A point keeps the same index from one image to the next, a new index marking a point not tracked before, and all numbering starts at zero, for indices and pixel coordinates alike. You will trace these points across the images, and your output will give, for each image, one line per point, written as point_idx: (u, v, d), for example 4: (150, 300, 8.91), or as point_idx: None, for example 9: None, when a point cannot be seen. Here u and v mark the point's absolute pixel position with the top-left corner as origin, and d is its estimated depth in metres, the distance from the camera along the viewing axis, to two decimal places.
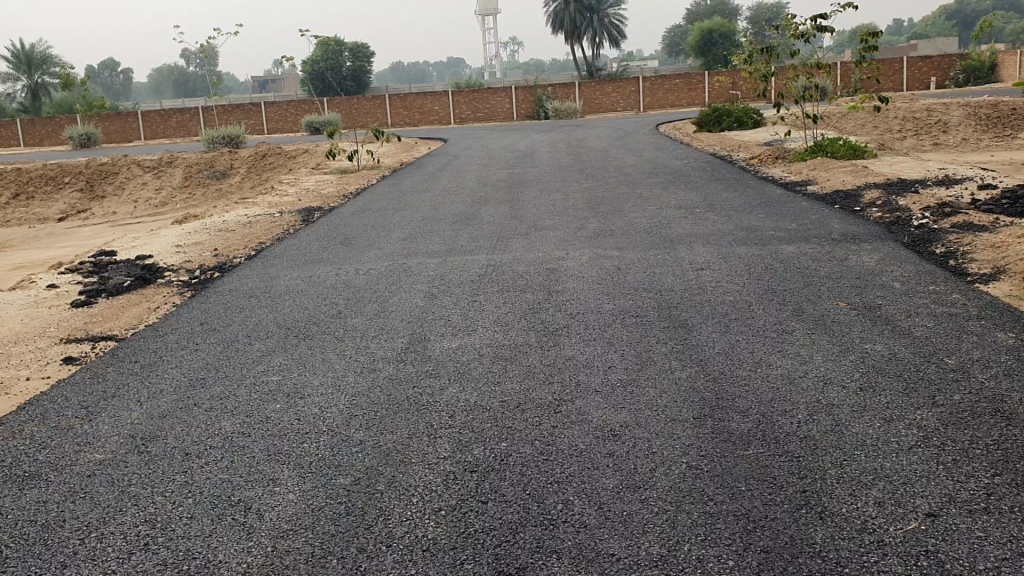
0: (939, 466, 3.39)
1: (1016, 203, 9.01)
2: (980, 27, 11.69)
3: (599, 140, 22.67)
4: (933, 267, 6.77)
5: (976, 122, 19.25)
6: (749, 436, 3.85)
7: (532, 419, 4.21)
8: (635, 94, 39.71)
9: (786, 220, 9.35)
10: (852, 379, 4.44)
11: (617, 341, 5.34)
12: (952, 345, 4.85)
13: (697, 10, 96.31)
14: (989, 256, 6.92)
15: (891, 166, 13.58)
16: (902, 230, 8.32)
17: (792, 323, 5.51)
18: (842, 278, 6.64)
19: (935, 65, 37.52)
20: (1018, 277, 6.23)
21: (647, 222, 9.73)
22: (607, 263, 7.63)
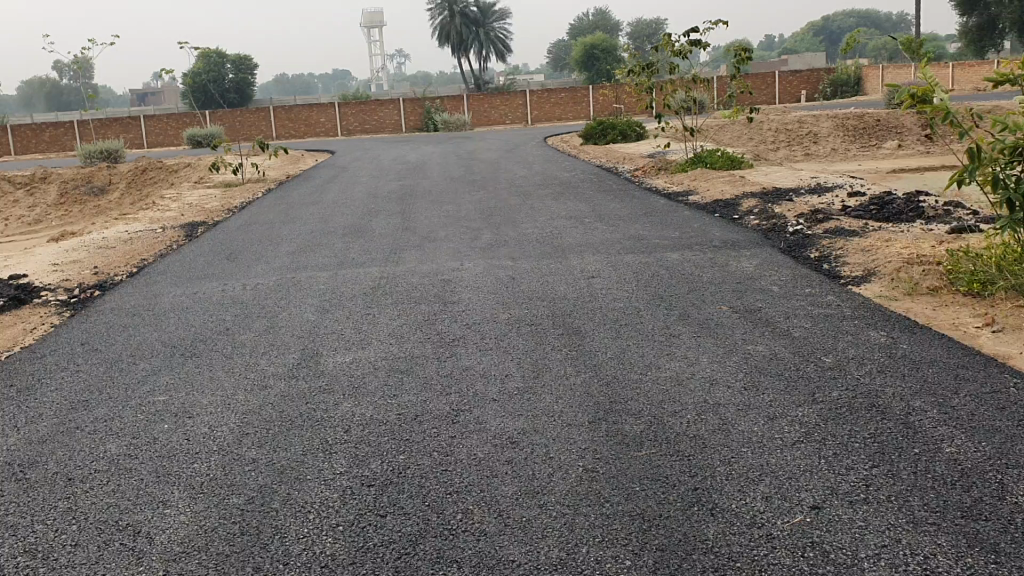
0: (821, 460, 3.55)
1: (882, 209, 9.50)
2: (848, 45, 12.25)
3: (489, 152, 22.82)
4: (809, 271, 7.08)
5: (845, 132, 20.18)
6: (642, 437, 3.94)
7: (430, 431, 4.20)
8: (523, 107, 40.14)
9: (672, 229, 9.61)
10: (736, 379, 4.60)
11: (511, 349, 5.39)
12: (829, 344, 5.08)
13: (580, 25, 98.20)
14: (860, 259, 7.27)
15: (768, 175, 14.12)
16: (779, 237, 8.66)
17: (679, 327, 5.68)
18: (724, 283, 6.88)
19: (805, 79, 39.16)
20: (887, 278, 6.57)
21: (538, 233, 9.85)
22: (499, 274, 7.69)
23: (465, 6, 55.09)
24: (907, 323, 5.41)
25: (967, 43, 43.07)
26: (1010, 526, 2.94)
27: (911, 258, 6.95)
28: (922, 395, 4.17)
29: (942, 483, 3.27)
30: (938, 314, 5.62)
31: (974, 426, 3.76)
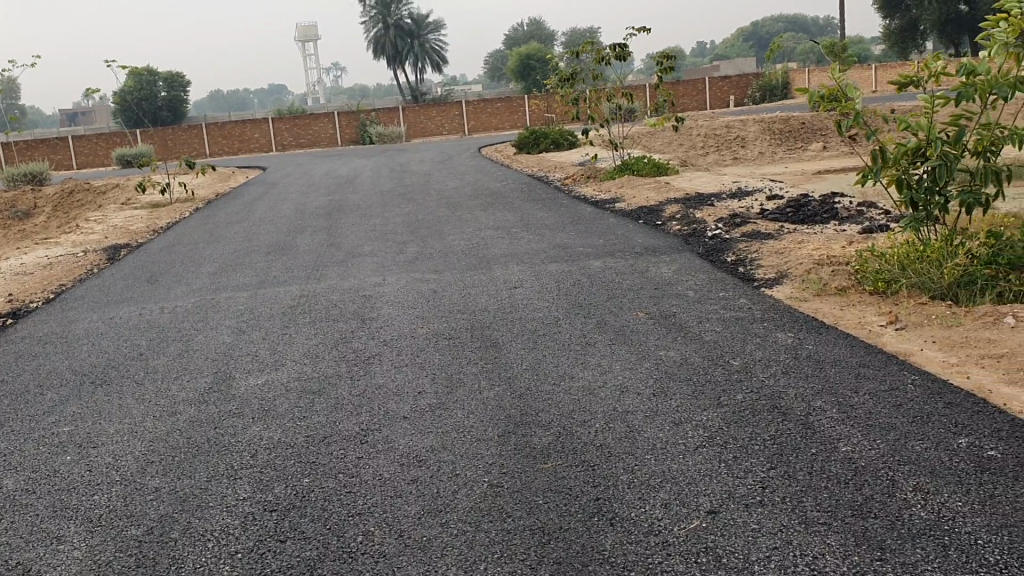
0: (722, 464, 3.58)
1: (798, 211, 9.70)
2: (772, 51, 12.32)
3: (422, 164, 22.74)
4: (724, 275, 7.19)
5: (770, 136, 20.52)
6: (550, 448, 3.93)
7: (337, 452, 4.15)
8: (459, 118, 40.13)
9: (596, 236, 9.67)
10: (646, 386, 4.62)
11: (426, 364, 5.36)
12: (738, 347, 5.15)
13: (515, 36, 98.55)
14: (774, 261, 7.40)
15: (694, 181, 14.30)
16: (698, 242, 8.77)
17: (595, 335, 5.69)
18: (642, 289, 6.94)
19: (734, 84, 39.79)
20: (799, 279, 6.70)
21: (464, 244, 9.82)
22: (421, 287, 7.65)
23: (399, 18, 54.92)
24: (814, 323, 5.52)
25: (890, 46, 44.13)
26: (897, 522, 2.99)
27: (822, 259, 7.10)
28: (823, 395, 4.24)
29: (836, 483, 3.32)
30: (845, 313, 5.77)
31: (872, 424, 3.84)
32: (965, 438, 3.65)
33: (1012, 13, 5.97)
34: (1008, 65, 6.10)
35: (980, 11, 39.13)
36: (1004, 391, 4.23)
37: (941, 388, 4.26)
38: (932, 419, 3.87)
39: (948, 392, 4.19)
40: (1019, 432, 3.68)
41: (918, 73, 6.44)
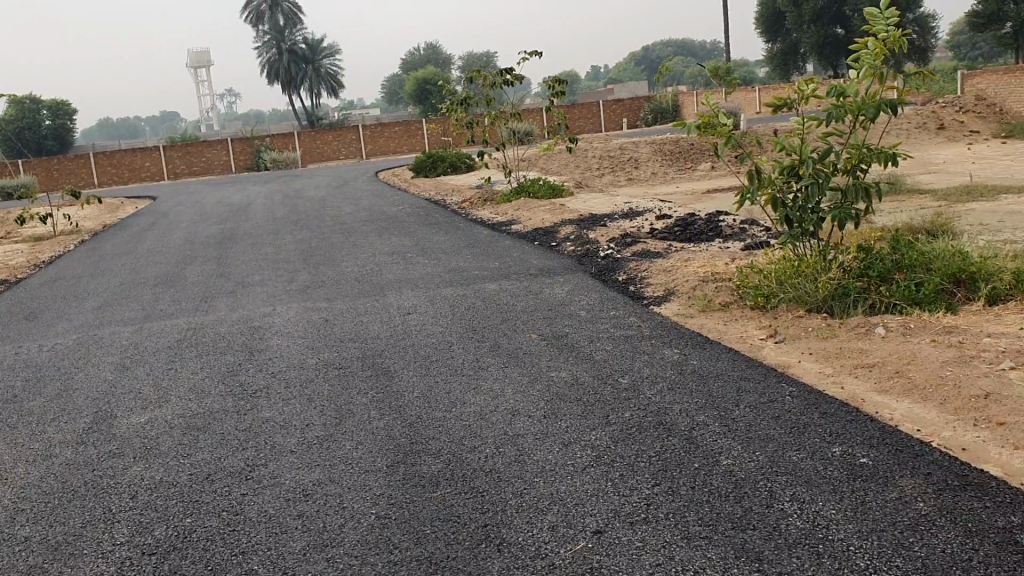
0: (608, 483, 3.62)
1: (686, 230, 9.95)
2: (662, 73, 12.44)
3: (318, 190, 22.48)
4: (615, 294, 7.31)
5: (662, 157, 21.00)
6: (438, 476, 3.89)
7: (221, 490, 4.03)
8: (356, 142, 39.87)
9: (490, 259, 9.71)
10: (537, 408, 4.63)
11: (315, 396, 5.26)
12: (627, 365, 5.23)
13: (412, 61, 98.62)
14: (662, 279, 7.56)
15: (588, 202, 14.53)
16: (590, 262, 8.90)
17: (487, 359, 5.70)
18: (535, 311, 6.99)
19: (627, 107, 40.63)
20: (686, 297, 6.86)
21: (358, 271, 9.73)
22: (312, 317, 7.53)
23: (293, 44, 54.37)
24: (699, 339, 5.66)
25: (773, 68, 45.87)
26: (774, 532, 3.08)
27: (707, 276, 7.29)
28: (706, 410, 4.34)
29: (718, 496, 3.39)
30: (729, 329, 5.93)
31: (752, 436, 3.95)
32: (839, 447, 3.78)
33: (878, 37, 6.25)
34: (875, 87, 6.37)
35: (855, 34, 40.99)
36: (875, 400, 4.42)
37: (817, 398, 4.41)
38: (808, 429, 4.00)
39: (824, 402, 4.35)
40: (889, 439, 3.84)
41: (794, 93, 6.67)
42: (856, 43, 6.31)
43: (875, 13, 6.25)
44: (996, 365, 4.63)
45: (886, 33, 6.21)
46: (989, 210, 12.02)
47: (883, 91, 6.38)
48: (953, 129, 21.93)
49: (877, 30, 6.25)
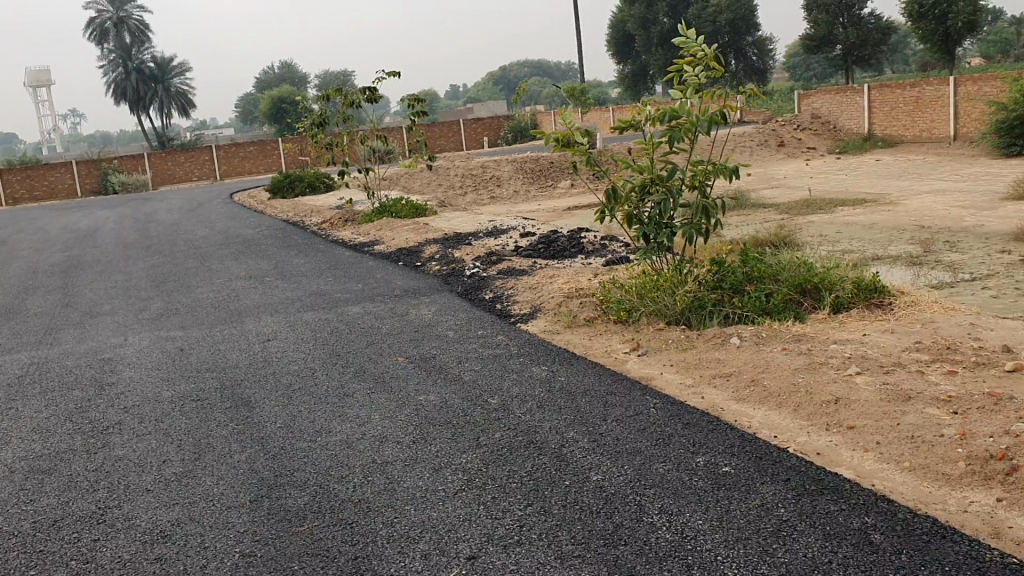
0: (479, 507, 3.57)
1: (550, 247, 10.09)
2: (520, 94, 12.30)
3: (171, 213, 21.65)
4: (482, 313, 7.31)
5: (524, 175, 21.25)
6: (305, 509, 3.75)
7: (69, 537, 3.77)
8: (211, 163, 38.70)
9: (353, 281, 9.56)
10: (405, 434, 4.54)
11: (172, 431, 5.01)
12: (495, 385, 5.22)
13: (267, 80, 96.66)
14: (528, 296, 7.63)
15: (451, 221, 14.53)
16: (456, 281, 8.89)
17: (353, 385, 5.56)
18: (401, 333, 6.91)
19: (487, 126, 40.99)
20: (551, 314, 6.94)
21: (214, 297, 9.40)
22: (166, 347, 7.19)
23: (141, 62, 52.31)
24: (565, 356, 5.72)
25: (624, 88, 47.26)
26: (645, 547, 3.11)
27: (571, 292, 7.39)
28: (574, 426, 4.37)
29: (589, 513, 3.40)
30: (593, 344, 6.01)
31: (619, 450, 4.00)
32: (702, 456, 3.87)
33: (696, 57, 6.55)
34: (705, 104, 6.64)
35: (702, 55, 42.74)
36: (734, 409, 4.56)
37: (680, 409, 4.51)
38: (672, 440, 4.07)
39: (686, 413, 4.46)
40: (749, 446, 3.96)
41: (633, 117, 6.87)
42: (675, 65, 6.60)
43: (687, 36, 6.55)
44: (844, 370, 4.86)
45: (702, 52, 6.51)
46: (828, 222, 12.70)
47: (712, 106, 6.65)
48: (792, 145, 23.12)
49: (694, 50, 6.53)
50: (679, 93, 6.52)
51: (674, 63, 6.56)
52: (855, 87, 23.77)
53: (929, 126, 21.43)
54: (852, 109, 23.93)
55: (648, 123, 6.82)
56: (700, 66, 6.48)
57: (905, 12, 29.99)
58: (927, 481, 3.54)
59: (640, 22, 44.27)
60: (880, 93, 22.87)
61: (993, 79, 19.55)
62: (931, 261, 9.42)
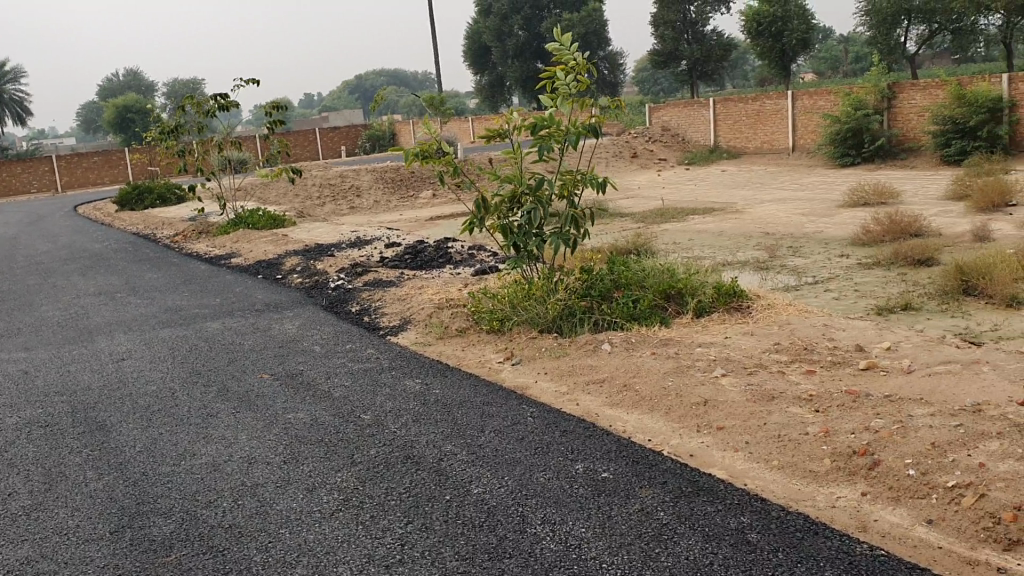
0: (358, 527, 3.46)
1: (415, 258, 10.00)
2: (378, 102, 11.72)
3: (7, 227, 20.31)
4: (349, 326, 7.16)
5: (384, 185, 21.03)
6: (171, 538, 3.54)
7: None
8: (51, 174, 36.49)
9: (211, 296, 9.18)
10: (276, 454, 4.37)
11: (18, 461, 4.65)
12: (367, 400, 5.10)
13: (110, 88, 92.31)
14: (396, 308, 7.52)
15: (310, 232, 14.20)
16: (320, 294, 8.69)
17: (217, 405, 5.31)
18: (266, 349, 6.68)
19: (344, 135, 40.42)
20: (421, 326, 6.87)
21: (60, 315, 8.85)
22: (8, 369, 6.70)
23: None
24: (438, 368, 5.66)
25: (481, 99, 47.53)
26: (530, 558, 3.08)
27: (442, 303, 7.32)
28: (451, 439, 4.32)
29: (472, 527, 3.35)
30: (465, 355, 5.97)
31: (499, 461, 3.96)
32: (581, 463, 3.88)
33: (567, 65, 6.59)
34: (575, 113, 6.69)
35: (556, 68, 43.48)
36: (608, 414, 4.61)
37: (556, 417, 4.52)
38: (551, 449, 4.07)
39: (562, 420, 4.47)
40: (625, 452, 4.00)
41: (500, 124, 6.85)
42: (547, 73, 6.61)
43: (560, 42, 6.56)
44: (710, 373, 4.99)
45: (574, 61, 6.56)
46: (681, 230, 13.09)
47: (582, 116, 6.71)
48: (645, 157, 23.77)
49: (566, 58, 6.57)
50: (549, 102, 6.55)
51: (547, 69, 6.57)
52: (701, 101, 24.67)
53: (770, 139, 22.47)
54: (700, 122, 24.82)
55: (516, 130, 6.82)
56: (572, 75, 6.52)
57: (744, 29, 31.41)
58: (796, 478, 3.66)
59: (495, 34, 44.63)
60: (724, 106, 23.82)
61: (827, 94, 20.70)
62: (778, 266, 9.84)
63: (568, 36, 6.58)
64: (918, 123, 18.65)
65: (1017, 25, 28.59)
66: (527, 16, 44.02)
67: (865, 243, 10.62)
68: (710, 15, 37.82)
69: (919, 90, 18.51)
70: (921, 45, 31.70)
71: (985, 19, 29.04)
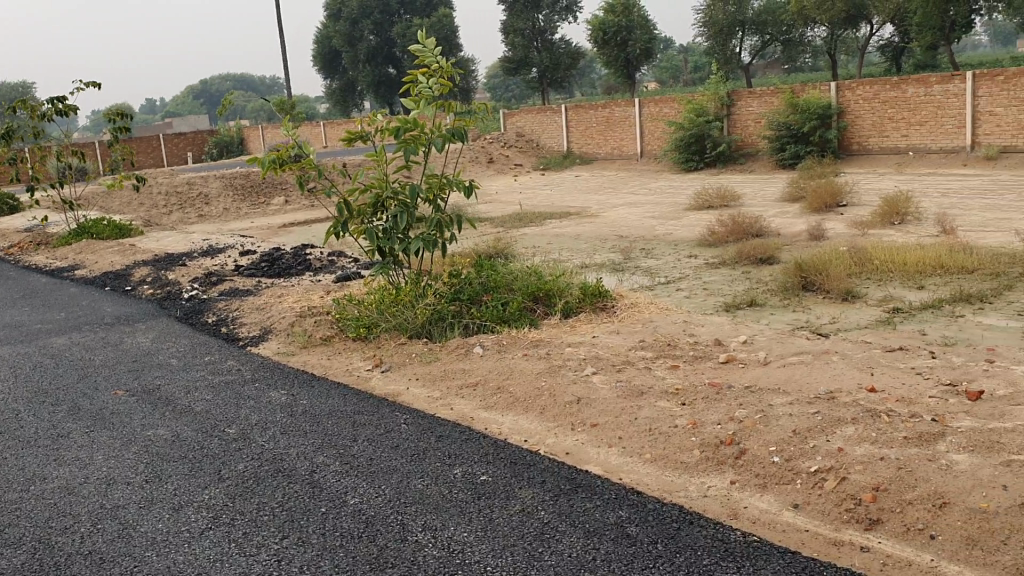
0: (231, 545, 3.32)
1: (273, 266, 9.75)
2: (227, 105, 11.28)
3: None
4: (207, 338, 6.90)
5: (234, 192, 20.39)
6: (23, 569, 3.28)
7: None
8: None
9: (54, 310, 8.65)
10: (136, 473, 4.15)
11: None
12: (231, 414, 4.91)
13: None
14: (256, 318, 7.31)
15: (158, 242, 13.60)
16: (173, 305, 8.34)
17: (67, 425, 4.99)
18: (118, 363, 6.34)
19: (189, 141, 39.01)
20: (284, 335, 6.70)
21: None
22: None
23: None
24: (305, 378, 5.51)
25: (332, 104, 46.77)
26: (413, 566, 3.03)
27: (304, 311, 7.16)
28: (323, 449, 4.22)
29: (350, 539, 3.27)
30: (331, 364, 5.85)
31: (374, 470, 3.89)
32: (459, 468, 3.86)
33: (430, 69, 6.59)
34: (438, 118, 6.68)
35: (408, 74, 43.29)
36: (483, 417, 4.60)
37: (429, 422, 4.48)
38: (427, 455, 4.04)
39: (436, 425, 4.43)
40: (501, 453, 4.00)
41: (361, 127, 6.77)
42: (409, 75, 6.59)
43: (423, 45, 6.56)
44: (581, 371, 5.06)
45: (437, 65, 6.57)
46: (538, 234, 13.26)
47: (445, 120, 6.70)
48: (500, 162, 23.97)
49: (428, 61, 6.57)
50: (412, 104, 6.52)
51: (409, 73, 6.55)
52: (552, 108, 25.08)
53: (619, 145, 23.09)
54: (552, 128, 25.24)
55: (377, 134, 6.76)
56: (434, 77, 6.52)
57: (591, 39, 32.17)
58: (668, 470, 3.75)
59: (346, 39, 44.06)
60: (575, 112, 24.29)
61: (671, 102, 21.44)
62: (632, 267, 10.13)
63: (432, 39, 6.58)
64: (754, 130, 19.58)
65: (841, 37, 30.43)
66: (378, 22, 43.65)
67: (712, 243, 11.04)
68: (558, 24, 38.39)
69: (756, 97, 19.41)
70: (754, 55, 33.31)
71: (812, 30, 30.77)
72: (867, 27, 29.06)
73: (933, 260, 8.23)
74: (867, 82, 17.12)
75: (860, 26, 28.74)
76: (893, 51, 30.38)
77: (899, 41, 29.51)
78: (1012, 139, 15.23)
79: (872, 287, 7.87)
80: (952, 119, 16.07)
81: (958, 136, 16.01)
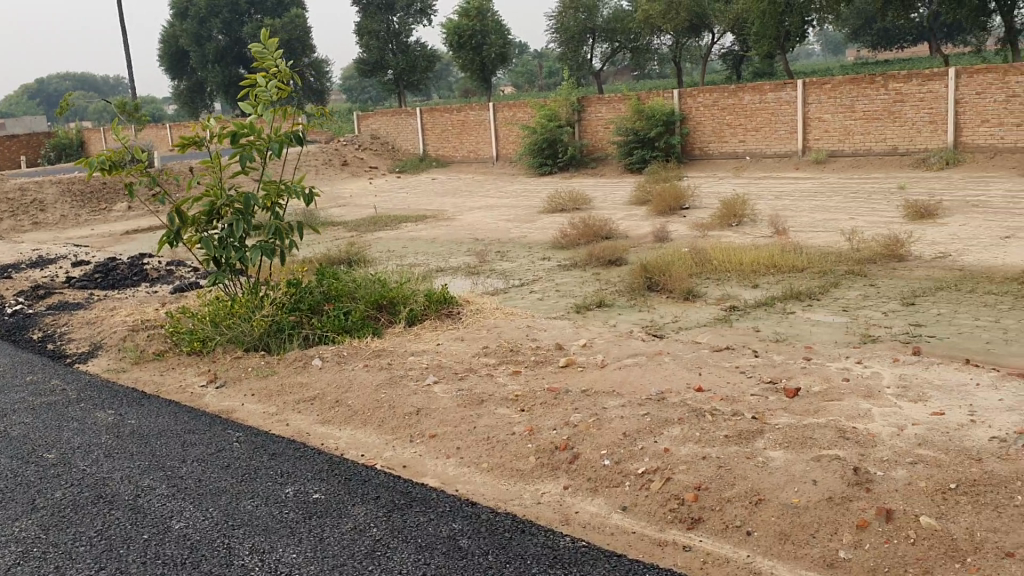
0: None
1: (107, 277, 9.28)
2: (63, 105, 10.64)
3: None
4: (30, 356, 6.49)
5: (71, 199, 19.28)
6: None
7: None
8: None
9: None
10: None
11: None
12: (52, 438, 4.63)
13: None
14: (86, 333, 6.93)
15: None
16: None
17: None
18: None
19: (23, 143, 36.73)
20: (115, 351, 6.37)
21: None
22: None
23: None
24: (135, 396, 5.27)
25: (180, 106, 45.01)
26: None
27: (137, 325, 6.85)
28: (150, 472, 4.03)
29: (172, 567, 3.13)
30: (164, 381, 5.60)
31: (202, 493, 3.75)
32: (290, 487, 3.76)
33: (269, 72, 6.39)
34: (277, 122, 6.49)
35: None
36: (320, 432, 4.51)
37: (262, 440, 4.35)
38: (259, 474, 3.92)
39: (270, 443, 4.31)
40: (336, 470, 3.92)
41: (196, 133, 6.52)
42: (247, 78, 6.37)
43: (263, 47, 6.36)
44: (422, 381, 5.03)
45: (276, 68, 6.38)
46: (393, 238, 13.14)
47: (285, 125, 6.52)
48: (355, 165, 23.63)
49: (267, 64, 6.37)
50: (250, 107, 6.32)
51: (247, 75, 6.34)
52: (408, 110, 24.93)
53: (474, 148, 23.17)
54: (407, 131, 25.08)
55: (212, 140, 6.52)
56: (273, 81, 6.34)
57: (446, 42, 32.14)
58: (503, 479, 3.77)
59: (193, 38, 42.50)
60: (430, 115, 24.22)
61: (524, 107, 21.65)
62: (485, 270, 10.16)
63: (272, 40, 6.38)
64: (604, 135, 20.04)
65: (685, 46, 31.55)
66: (226, 20, 42.33)
67: (563, 246, 11.21)
68: (412, 26, 38.29)
69: (604, 103, 19.83)
70: (605, 61, 34.09)
71: (658, 38, 31.75)
72: (709, 35, 30.26)
73: (766, 261, 8.61)
74: (708, 90, 17.78)
75: (703, 34, 29.84)
76: (733, 60, 31.72)
77: (739, 49, 30.81)
78: (840, 143, 16.16)
79: (710, 287, 8.17)
80: (784, 126, 16.89)
81: (790, 141, 16.86)
